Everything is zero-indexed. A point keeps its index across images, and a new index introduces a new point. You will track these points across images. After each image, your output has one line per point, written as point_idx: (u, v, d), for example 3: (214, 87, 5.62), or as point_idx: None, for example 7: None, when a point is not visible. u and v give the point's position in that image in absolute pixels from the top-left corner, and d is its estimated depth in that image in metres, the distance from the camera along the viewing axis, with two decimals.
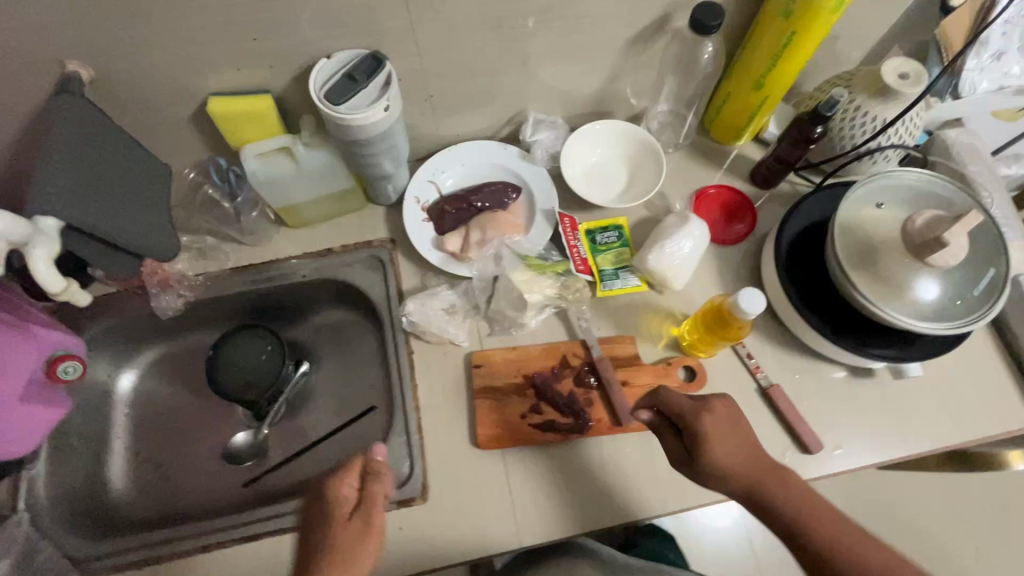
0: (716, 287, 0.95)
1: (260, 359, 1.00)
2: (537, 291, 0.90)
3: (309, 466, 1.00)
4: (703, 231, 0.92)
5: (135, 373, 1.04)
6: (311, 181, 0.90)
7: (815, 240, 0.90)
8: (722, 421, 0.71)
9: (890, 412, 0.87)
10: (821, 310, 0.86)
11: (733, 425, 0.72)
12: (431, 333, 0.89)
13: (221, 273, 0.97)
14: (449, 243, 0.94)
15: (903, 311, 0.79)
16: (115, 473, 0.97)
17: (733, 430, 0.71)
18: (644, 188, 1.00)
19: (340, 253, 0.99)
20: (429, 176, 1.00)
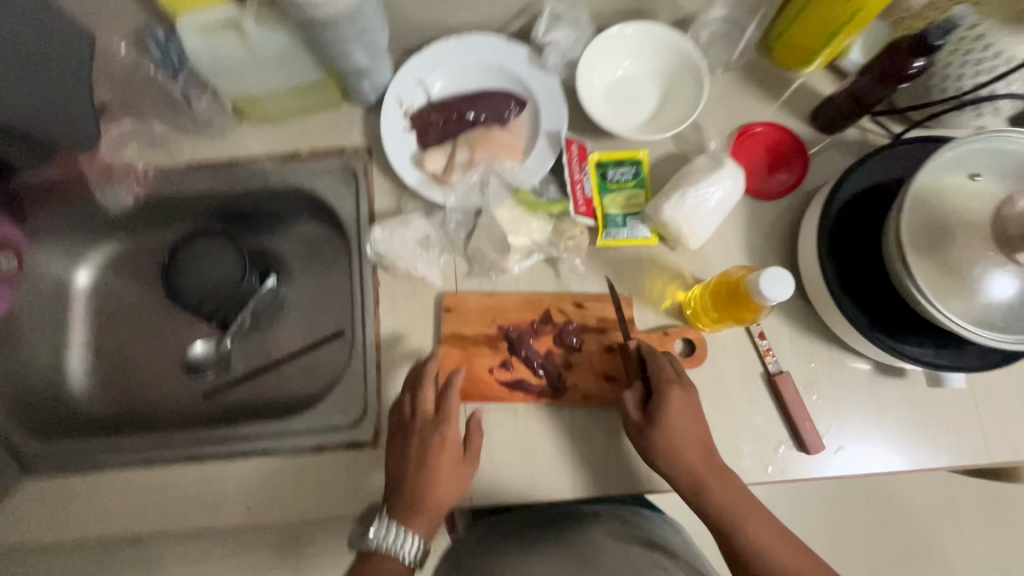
0: (739, 250, 0.80)
1: (220, 268, 0.91)
2: (524, 234, 0.76)
3: (270, 386, 0.94)
4: (736, 179, 0.75)
5: (93, 267, 0.97)
6: (269, 69, 0.74)
7: (876, 210, 0.72)
8: (692, 411, 0.69)
9: (913, 420, 0.75)
10: (861, 297, 0.71)
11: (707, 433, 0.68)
12: (398, 267, 0.78)
13: (174, 167, 0.85)
14: (429, 161, 0.79)
15: (965, 313, 0.63)
16: (72, 368, 0.93)
17: (700, 420, 0.69)
18: (675, 120, 0.81)
19: (307, 158, 0.85)
20: (416, 74, 0.82)
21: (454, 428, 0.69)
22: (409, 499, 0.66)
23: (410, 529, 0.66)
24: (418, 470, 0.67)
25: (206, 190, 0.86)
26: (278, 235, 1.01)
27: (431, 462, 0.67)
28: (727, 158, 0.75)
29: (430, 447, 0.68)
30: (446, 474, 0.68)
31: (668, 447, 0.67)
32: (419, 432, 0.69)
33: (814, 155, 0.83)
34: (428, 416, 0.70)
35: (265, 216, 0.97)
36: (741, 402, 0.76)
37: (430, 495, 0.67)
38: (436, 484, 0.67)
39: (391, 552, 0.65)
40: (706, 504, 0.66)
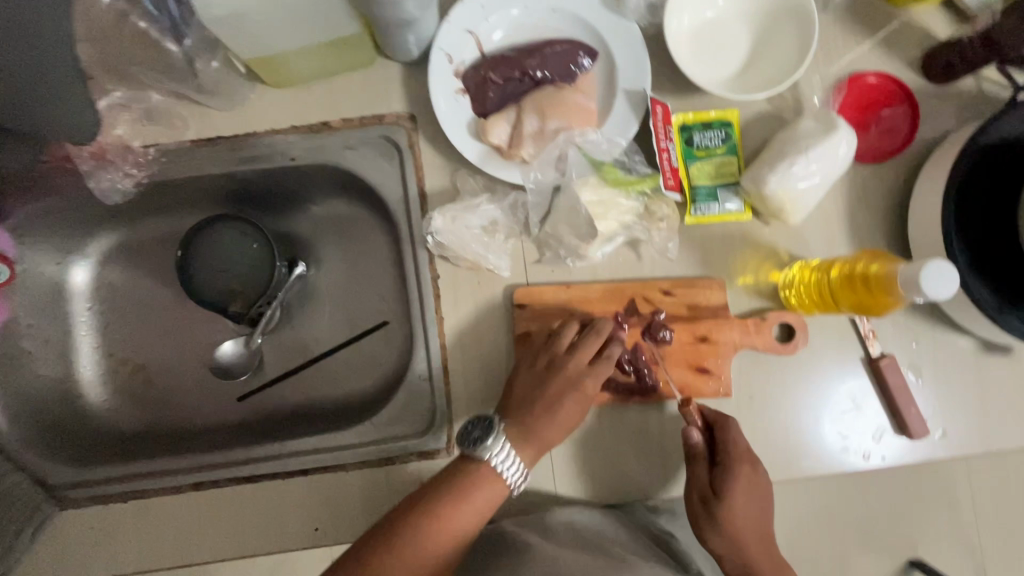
0: (839, 223, 0.72)
1: (245, 258, 0.79)
2: (613, 217, 0.68)
3: (314, 385, 0.85)
4: (849, 144, 0.66)
5: (91, 262, 0.85)
6: (296, 22, 0.60)
7: (1011, 174, 0.64)
8: (760, 496, 0.63)
9: (1013, 397, 0.73)
10: (991, 274, 0.63)
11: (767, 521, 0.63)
12: (462, 258, 0.69)
13: (178, 146, 0.71)
14: (492, 133, 0.67)
15: None
16: (86, 377, 0.83)
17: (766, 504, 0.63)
18: (775, 74, 0.69)
19: (339, 129, 0.72)
20: (467, 22, 0.69)
21: (600, 381, 0.65)
22: (527, 426, 0.64)
23: (518, 454, 0.63)
24: (545, 406, 0.64)
25: (221, 171, 0.72)
26: (302, 214, 0.88)
27: (568, 400, 0.64)
28: (840, 120, 0.66)
29: (572, 389, 0.65)
30: (570, 415, 0.65)
31: (734, 524, 0.61)
32: (565, 372, 0.65)
33: (923, 110, 0.73)
34: (580, 363, 0.66)
35: (286, 195, 0.85)
36: (840, 387, 0.72)
37: (551, 433, 0.64)
38: (557, 423, 0.64)
39: (495, 466, 0.62)
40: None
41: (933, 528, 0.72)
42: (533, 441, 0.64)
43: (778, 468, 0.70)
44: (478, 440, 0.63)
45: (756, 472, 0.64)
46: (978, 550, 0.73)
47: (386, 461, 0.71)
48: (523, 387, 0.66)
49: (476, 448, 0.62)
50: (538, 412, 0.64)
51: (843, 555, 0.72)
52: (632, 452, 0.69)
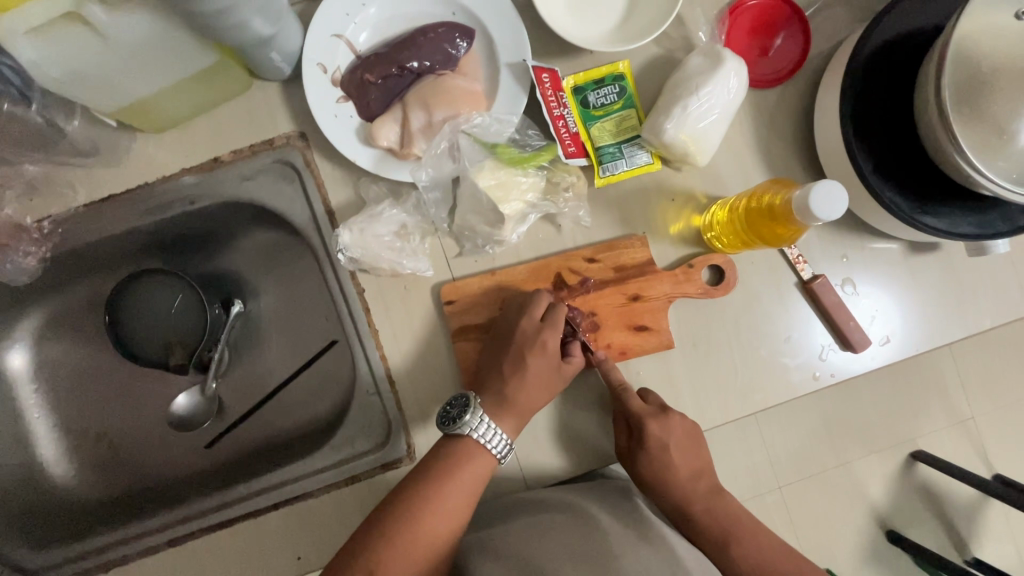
0: (749, 154, 0.71)
1: (173, 309, 0.78)
2: (517, 198, 0.66)
3: (278, 417, 0.86)
4: (739, 76, 0.65)
5: (25, 345, 0.84)
6: (146, 67, 0.57)
7: (900, 74, 0.63)
8: (678, 441, 0.65)
9: (950, 291, 0.74)
10: (899, 177, 0.63)
11: (699, 459, 0.65)
12: (379, 268, 0.68)
13: (72, 214, 0.69)
14: (381, 135, 0.65)
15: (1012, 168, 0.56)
16: (48, 457, 0.83)
17: (692, 448, 0.65)
18: (655, 17, 0.67)
19: (232, 162, 0.70)
20: (332, 26, 0.66)
21: (558, 334, 0.65)
22: (504, 394, 0.63)
23: (498, 425, 0.62)
24: (511, 376, 0.64)
25: (123, 229, 0.71)
26: (226, 252, 0.87)
27: (533, 359, 0.64)
28: (726, 52, 0.64)
29: (533, 347, 0.64)
30: (541, 377, 0.64)
31: (655, 475, 0.64)
32: (522, 332, 0.65)
33: (813, 22, 0.72)
34: (533, 322, 0.65)
35: (205, 236, 0.83)
36: (779, 315, 0.72)
37: (526, 399, 0.64)
38: (530, 385, 0.64)
39: (477, 438, 0.61)
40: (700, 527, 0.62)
41: (929, 424, 0.74)
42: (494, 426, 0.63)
43: (732, 407, 0.71)
44: (456, 419, 0.61)
45: (669, 420, 0.65)
46: (972, 430, 0.75)
47: (352, 479, 0.71)
48: (488, 362, 0.66)
49: (456, 427, 0.61)
50: (508, 378, 0.64)
51: (846, 460, 0.74)
52: (562, 432, 0.70)
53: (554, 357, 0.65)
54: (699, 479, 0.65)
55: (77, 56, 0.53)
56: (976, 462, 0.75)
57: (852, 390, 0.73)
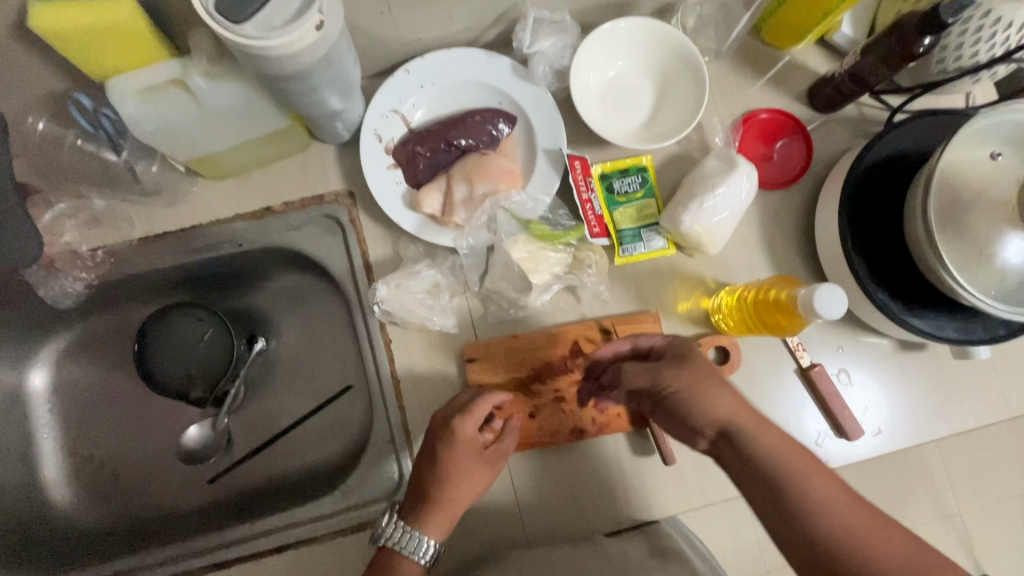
0: (756, 247, 0.78)
1: (201, 342, 0.81)
2: (545, 269, 0.72)
3: (286, 458, 0.87)
4: (750, 180, 0.72)
5: (49, 366, 0.85)
6: (226, 126, 0.64)
7: (892, 191, 0.71)
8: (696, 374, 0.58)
9: (937, 389, 0.79)
10: (892, 282, 0.70)
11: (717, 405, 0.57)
12: (409, 322, 0.72)
13: (126, 246, 0.74)
14: (425, 203, 0.72)
15: (986, 284, 0.62)
16: (51, 480, 0.83)
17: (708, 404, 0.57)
18: (677, 122, 0.76)
19: (282, 212, 0.76)
20: (391, 103, 0.74)
21: (472, 422, 0.65)
22: (425, 495, 0.64)
23: (419, 529, 0.63)
24: (426, 474, 0.65)
25: (170, 265, 0.75)
26: (255, 291, 0.91)
27: (445, 452, 0.64)
28: (739, 160, 0.72)
29: (445, 438, 0.65)
30: (463, 467, 0.64)
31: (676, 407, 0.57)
32: (438, 421, 0.67)
33: (815, 137, 0.81)
34: (450, 410, 0.67)
35: (237, 276, 0.88)
36: (779, 398, 0.77)
37: (446, 492, 0.64)
38: (456, 480, 0.64)
39: (396, 548, 0.62)
40: (736, 452, 0.54)
41: (910, 519, 0.75)
42: (428, 519, 0.63)
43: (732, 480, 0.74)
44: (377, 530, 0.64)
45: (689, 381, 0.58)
46: (955, 525, 0.76)
47: (359, 526, 0.72)
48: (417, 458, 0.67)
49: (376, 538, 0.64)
50: (433, 478, 0.64)
51: None
52: (568, 492, 0.73)
53: (471, 451, 0.65)
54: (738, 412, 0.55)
55: (172, 115, 0.59)
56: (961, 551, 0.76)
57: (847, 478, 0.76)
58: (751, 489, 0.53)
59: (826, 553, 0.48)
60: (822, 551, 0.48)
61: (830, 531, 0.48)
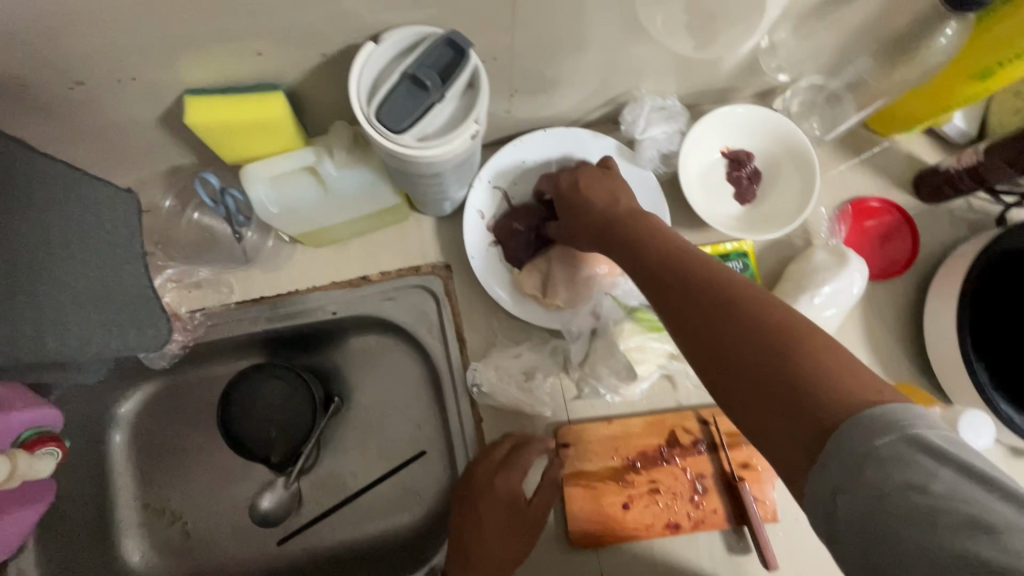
0: (859, 338, 0.76)
1: (284, 405, 0.81)
2: (651, 359, 0.68)
3: (357, 523, 0.86)
4: (863, 275, 0.70)
5: (130, 417, 0.86)
6: (344, 206, 0.64)
7: (1014, 295, 0.69)
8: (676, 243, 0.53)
9: None
10: (1014, 391, 0.67)
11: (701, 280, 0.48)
12: (504, 403, 0.71)
13: (224, 309, 0.74)
14: (527, 283, 0.71)
15: None
16: (124, 535, 0.83)
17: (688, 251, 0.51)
18: (782, 209, 0.75)
19: (377, 281, 0.76)
20: (496, 180, 0.74)
21: (508, 480, 0.67)
22: (465, 552, 0.66)
23: None
24: (463, 528, 0.67)
25: (264, 330, 0.76)
26: (335, 350, 0.91)
27: (481, 506, 0.66)
28: (851, 253, 0.71)
29: (482, 496, 0.67)
30: (497, 523, 0.66)
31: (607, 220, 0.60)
32: (474, 474, 0.68)
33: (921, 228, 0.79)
34: (488, 463, 0.68)
35: (320, 335, 0.88)
36: None
37: (482, 550, 0.65)
38: (490, 540, 0.66)
39: None
40: (648, 259, 0.53)
41: None
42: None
43: None
44: None
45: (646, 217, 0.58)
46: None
47: None
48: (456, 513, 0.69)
49: None
50: (478, 537, 0.66)
51: None
52: None
53: (504, 506, 0.67)
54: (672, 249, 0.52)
55: (297, 198, 0.60)
56: None
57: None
58: (687, 328, 0.46)
59: (740, 394, 0.41)
60: (797, 372, 0.39)
61: (824, 385, 0.37)
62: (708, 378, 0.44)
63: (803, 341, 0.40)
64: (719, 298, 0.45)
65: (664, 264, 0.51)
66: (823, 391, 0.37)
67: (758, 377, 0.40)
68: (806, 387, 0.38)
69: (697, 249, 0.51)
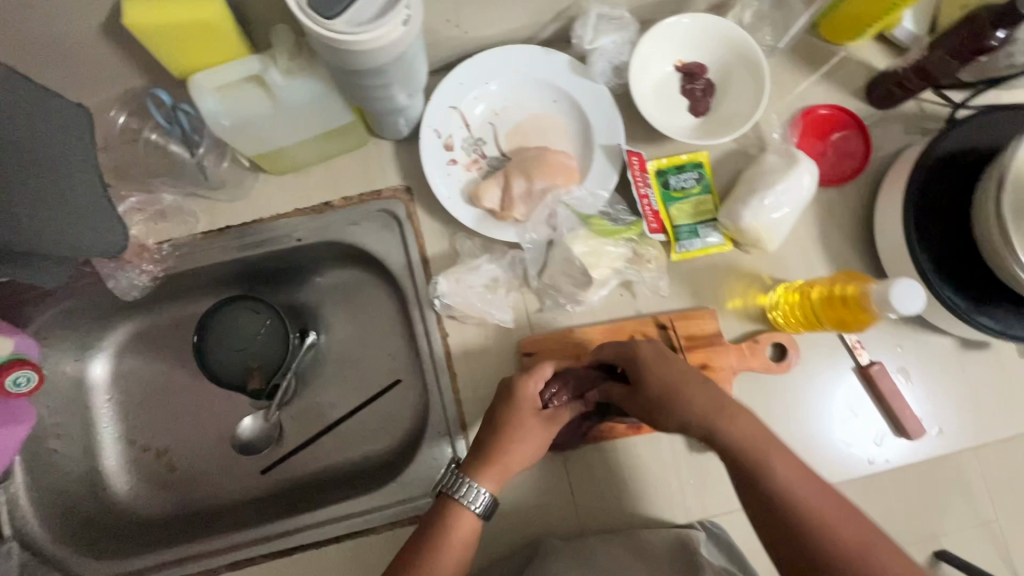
0: (813, 243, 0.78)
1: (259, 334, 0.83)
2: (606, 264, 0.72)
3: (337, 450, 0.88)
4: (812, 175, 0.72)
5: (110, 356, 0.88)
6: (297, 123, 0.65)
7: (958, 188, 0.70)
8: (738, 407, 0.59)
9: (1001, 391, 0.77)
10: (957, 280, 0.69)
11: (747, 423, 0.58)
12: (467, 316, 0.73)
13: (190, 239, 0.76)
14: (485, 197, 0.72)
15: None
16: (110, 467, 0.85)
17: (748, 415, 0.58)
18: (734, 118, 0.76)
19: (341, 207, 0.77)
20: (451, 100, 0.75)
21: (533, 380, 0.65)
22: (484, 451, 0.64)
23: (478, 480, 0.62)
24: (488, 425, 0.65)
25: (233, 258, 0.77)
26: (309, 286, 0.93)
27: (506, 409, 0.65)
28: (801, 154, 0.72)
29: (507, 400, 0.65)
30: (525, 426, 0.64)
31: (666, 390, 0.60)
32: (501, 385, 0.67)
33: (873, 134, 0.80)
34: (511, 372, 0.68)
35: (293, 271, 0.89)
36: (835, 398, 0.76)
37: (509, 450, 0.63)
38: (517, 440, 0.64)
39: (463, 504, 0.61)
40: (723, 442, 0.57)
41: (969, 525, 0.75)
42: (486, 469, 0.63)
43: None
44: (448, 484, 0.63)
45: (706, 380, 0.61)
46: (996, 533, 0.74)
47: (414, 519, 0.73)
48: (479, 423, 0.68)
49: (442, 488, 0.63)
50: (495, 437, 0.64)
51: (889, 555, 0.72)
52: (621, 487, 0.73)
53: (525, 404, 0.65)
54: (725, 407, 0.59)
55: (248, 111, 0.61)
56: None
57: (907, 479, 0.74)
58: (746, 472, 0.56)
59: (806, 537, 0.52)
60: (833, 559, 0.50)
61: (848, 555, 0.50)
62: (768, 535, 0.54)
63: (853, 548, 0.50)
64: (772, 454, 0.56)
65: (734, 445, 0.57)
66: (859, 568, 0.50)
67: (828, 547, 0.51)
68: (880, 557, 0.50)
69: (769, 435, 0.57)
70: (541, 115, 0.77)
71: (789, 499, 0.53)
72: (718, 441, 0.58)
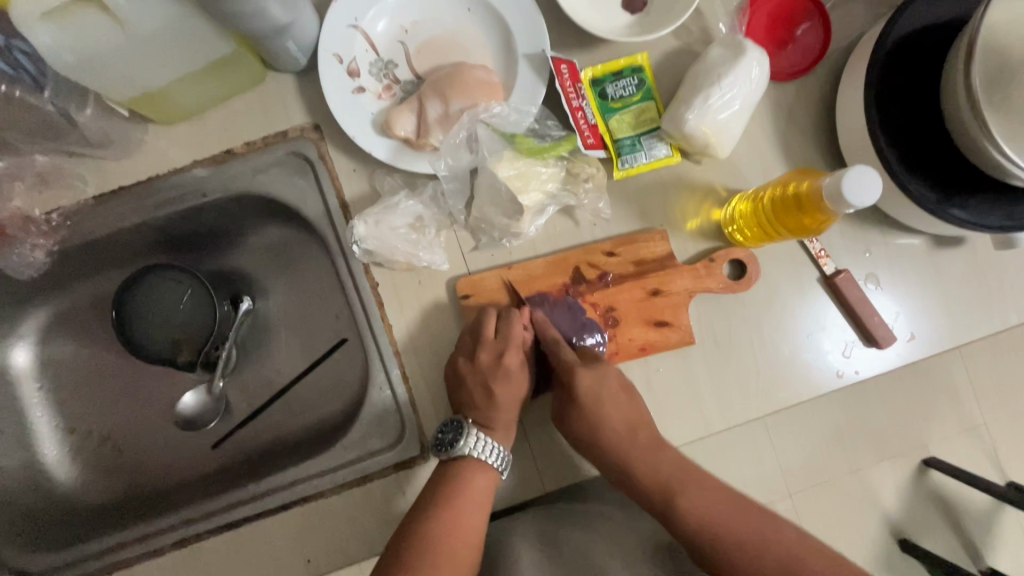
0: (770, 146, 0.70)
1: (182, 305, 0.75)
2: (536, 188, 0.66)
3: (287, 418, 0.84)
4: (761, 67, 0.64)
5: (31, 342, 0.82)
6: (162, 55, 0.57)
7: (924, 65, 0.62)
8: (613, 398, 0.62)
9: (975, 288, 0.72)
10: (924, 170, 0.62)
11: (634, 411, 0.63)
12: (393, 261, 0.67)
13: (82, 206, 0.68)
14: (398, 125, 0.65)
15: None
16: (50, 457, 0.81)
17: (624, 402, 0.62)
18: (673, 8, 0.67)
19: (245, 154, 0.69)
20: (349, 17, 0.66)
21: (515, 349, 0.64)
22: (486, 417, 0.62)
23: (494, 439, 0.62)
24: (475, 394, 0.63)
25: (132, 222, 0.69)
26: (236, 250, 0.85)
27: (500, 387, 0.63)
28: (748, 43, 0.64)
29: (496, 376, 0.63)
30: (513, 392, 0.64)
31: (586, 436, 0.62)
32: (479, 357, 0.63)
33: (834, 18, 0.71)
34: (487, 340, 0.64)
35: (214, 233, 0.82)
36: (802, 311, 0.71)
37: (505, 416, 0.63)
38: (509, 404, 0.63)
39: (477, 458, 0.60)
40: (592, 432, 0.61)
41: (940, 427, 0.72)
42: (498, 429, 0.63)
43: (753, 401, 0.69)
44: (452, 444, 0.61)
45: (602, 367, 0.62)
46: (967, 431, 0.72)
47: (364, 479, 0.68)
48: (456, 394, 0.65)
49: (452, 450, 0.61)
50: (489, 402, 0.62)
51: (862, 468, 0.71)
52: None
53: (505, 368, 0.63)
54: (636, 432, 0.62)
55: (93, 41, 0.53)
56: (989, 469, 0.73)
57: (874, 391, 0.71)
58: (611, 455, 0.61)
59: (682, 512, 0.58)
60: (703, 531, 0.57)
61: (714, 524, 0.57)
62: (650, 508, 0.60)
63: (721, 522, 0.57)
64: (649, 452, 0.61)
65: (586, 439, 0.62)
66: (726, 533, 0.56)
67: (699, 524, 0.57)
68: (777, 551, 0.55)
69: (648, 433, 0.62)
70: (454, 29, 0.69)
71: (666, 491, 0.59)
72: (579, 433, 0.62)
